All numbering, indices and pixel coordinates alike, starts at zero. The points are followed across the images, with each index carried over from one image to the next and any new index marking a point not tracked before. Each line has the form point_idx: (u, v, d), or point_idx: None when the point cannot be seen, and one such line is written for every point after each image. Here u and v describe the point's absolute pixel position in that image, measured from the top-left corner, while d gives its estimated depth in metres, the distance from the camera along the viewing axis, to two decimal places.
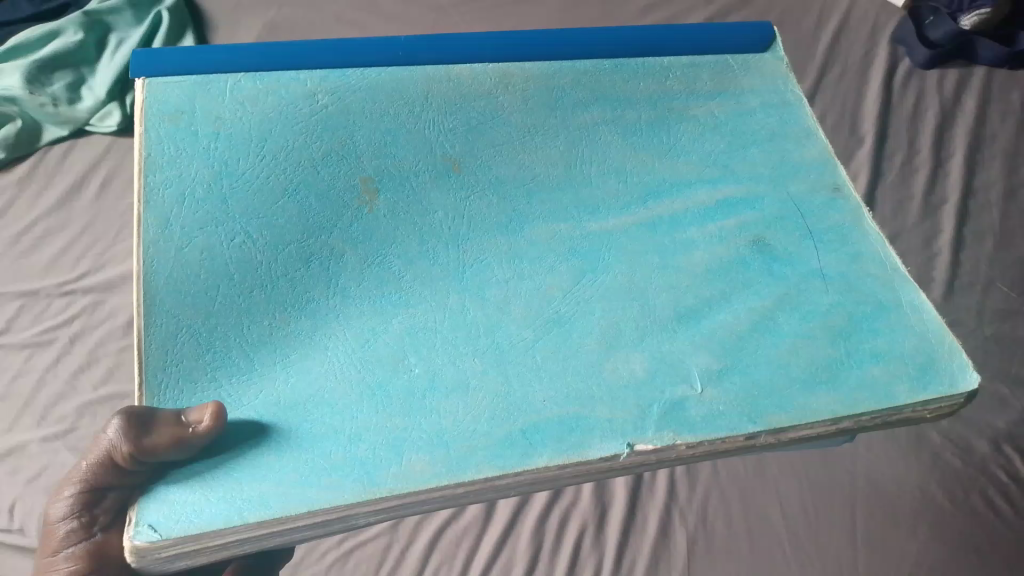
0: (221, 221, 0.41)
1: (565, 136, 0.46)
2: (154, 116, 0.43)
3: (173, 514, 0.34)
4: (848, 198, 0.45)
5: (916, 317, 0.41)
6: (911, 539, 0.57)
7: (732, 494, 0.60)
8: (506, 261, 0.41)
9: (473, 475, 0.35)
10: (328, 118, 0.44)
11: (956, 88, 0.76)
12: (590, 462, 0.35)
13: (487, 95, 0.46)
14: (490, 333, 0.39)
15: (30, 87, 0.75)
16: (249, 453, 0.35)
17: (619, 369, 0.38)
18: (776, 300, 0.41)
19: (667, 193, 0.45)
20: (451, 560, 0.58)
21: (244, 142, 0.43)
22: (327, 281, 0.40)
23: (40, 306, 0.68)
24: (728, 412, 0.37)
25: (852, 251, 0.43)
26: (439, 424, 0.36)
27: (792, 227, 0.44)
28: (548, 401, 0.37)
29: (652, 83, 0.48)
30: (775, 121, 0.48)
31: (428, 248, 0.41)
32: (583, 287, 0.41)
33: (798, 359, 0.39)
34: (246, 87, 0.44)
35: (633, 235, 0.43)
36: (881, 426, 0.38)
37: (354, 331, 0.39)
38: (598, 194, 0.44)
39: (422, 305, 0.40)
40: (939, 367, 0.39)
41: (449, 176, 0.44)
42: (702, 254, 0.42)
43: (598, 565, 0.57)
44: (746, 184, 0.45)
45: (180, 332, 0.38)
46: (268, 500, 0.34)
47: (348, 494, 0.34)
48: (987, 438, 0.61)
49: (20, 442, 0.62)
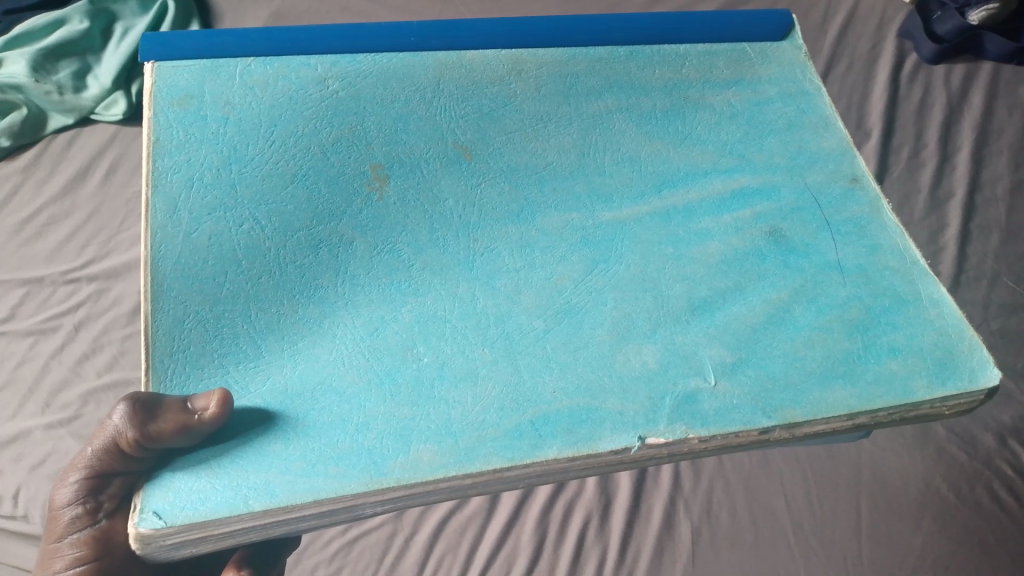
0: (229, 206, 0.40)
1: (578, 125, 0.45)
2: (163, 100, 0.42)
3: (178, 502, 0.33)
4: (866, 189, 0.44)
5: (935, 311, 0.40)
6: (916, 532, 0.57)
7: (736, 487, 0.60)
8: (517, 250, 0.41)
9: (481, 466, 0.34)
10: (338, 103, 0.44)
11: (963, 82, 0.75)
12: (601, 454, 0.35)
13: (500, 81, 0.46)
14: (499, 323, 0.39)
15: (36, 75, 0.74)
16: (255, 442, 0.35)
17: (631, 360, 0.38)
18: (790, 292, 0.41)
19: (681, 182, 0.44)
20: (454, 550, 0.58)
21: (253, 128, 0.42)
22: (337, 270, 0.40)
23: (45, 294, 0.68)
24: (742, 405, 0.37)
25: (869, 242, 0.43)
26: (447, 414, 0.36)
27: (808, 218, 0.43)
28: (558, 392, 0.37)
29: (667, 71, 0.48)
30: (793, 110, 0.47)
31: (439, 236, 0.41)
32: (595, 277, 0.40)
33: (813, 353, 0.38)
34: (257, 71, 0.44)
35: (647, 225, 0.42)
36: (897, 423, 0.38)
37: (363, 318, 0.38)
38: (611, 183, 0.44)
39: (432, 294, 0.39)
40: (957, 363, 0.39)
41: (460, 163, 0.43)
42: (717, 245, 0.42)
43: (601, 556, 0.57)
44: (761, 174, 0.45)
45: (187, 318, 0.38)
46: (274, 489, 0.34)
47: (354, 484, 0.34)
48: (993, 432, 0.61)
49: (25, 429, 0.62)
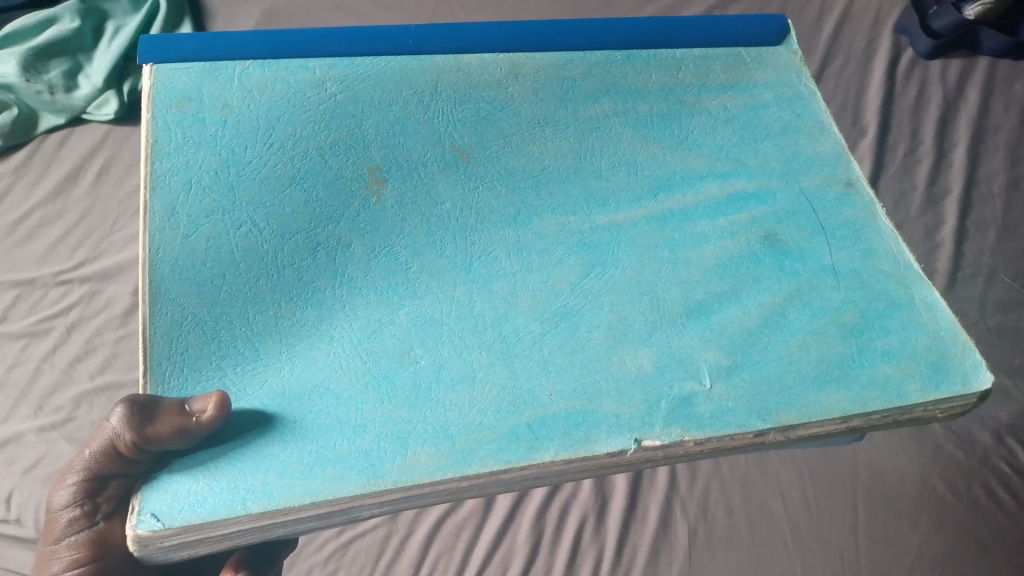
0: (227, 209, 0.41)
1: (575, 128, 0.46)
2: (161, 103, 0.42)
3: (175, 504, 0.34)
4: (861, 193, 0.45)
5: (929, 315, 0.41)
6: (912, 531, 0.57)
7: (732, 488, 0.60)
8: (514, 252, 0.41)
9: (478, 468, 0.35)
10: (336, 107, 0.44)
11: (959, 79, 0.76)
12: (597, 457, 0.35)
13: (497, 85, 0.46)
14: (496, 326, 0.39)
15: (26, 75, 0.74)
16: (252, 444, 0.35)
17: (627, 363, 0.38)
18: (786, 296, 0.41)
19: (677, 186, 0.44)
20: (449, 551, 0.58)
21: (252, 131, 0.43)
22: (336, 274, 0.40)
23: (37, 296, 0.68)
24: (737, 409, 0.37)
25: (864, 246, 0.43)
26: (444, 417, 0.36)
27: (803, 221, 0.43)
28: (554, 395, 0.37)
29: (663, 75, 0.48)
30: (788, 114, 0.48)
31: (436, 239, 0.41)
32: (591, 280, 0.41)
33: (808, 356, 0.39)
34: (255, 74, 0.44)
35: (643, 228, 0.43)
36: (892, 426, 0.38)
37: (361, 321, 0.39)
38: (607, 186, 0.44)
39: (429, 297, 0.39)
40: (951, 366, 0.39)
41: (458, 166, 0.43)
42: (713, 248, 0.42)
43: (597, 557, 0.57)
44: (757, 178, 0.45)
45: (184, 321, 0.38)
46: (271, 491, 0.34)
47: (352, 486, 0.34)
48: (990, 430, 0.61)
49: (17, 432, 0.62)
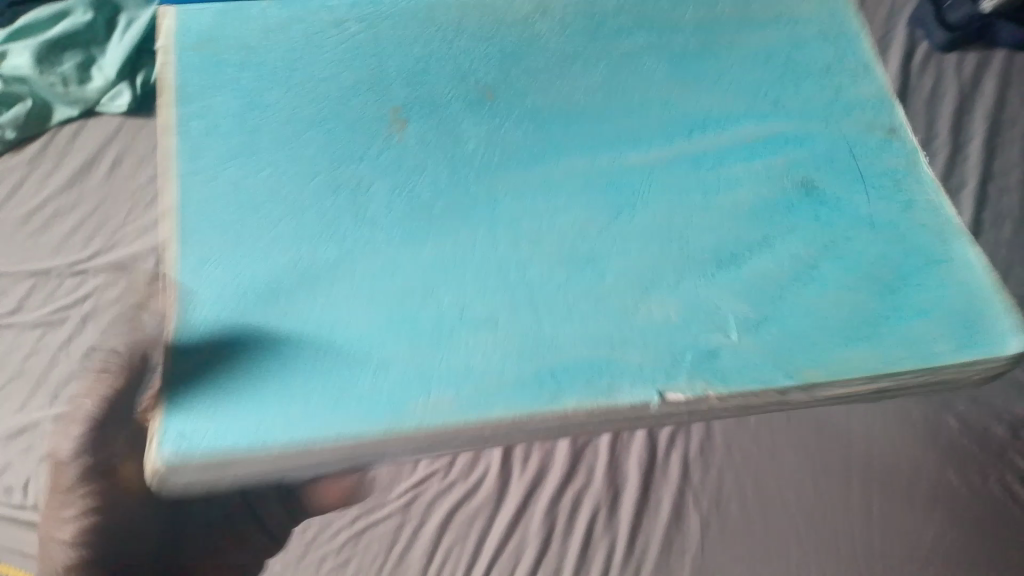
0: (253, 150, 0.41)
1: (607, 66, 0.45)
2: (183, 42, 0.44)
3: (194, 432, 0.33)
4: (904, 139, 0.44)
5: (965, 274, 0.39)
6: (927, 523, 0.54)
7: (743, 477, 0.56)
8: (543, 190, 0.41)
9: (500, 414, 0.34)
10: (358, 47, 0.45)
11: (974, 74, 0.75)
12: (618, 407, 0.34)
13: (525, 21, 0.47)
14: (520, 269, 0.38)
15: (40, 68, 0.74)
16: (267, 376, 0.35)
17: (654, 312, 0.37)
18: (812, 245, 0.40)
19: (712, 126, 0.43)
20: (462, 542, 0.55)
21: (274, 73, 0.43)
22: (352, 220, 0.39)
23: (51, 286, 0.67)
24: (761, 365, 0.36)
25: (903, 199, 0.42)
26: (467, 360, 0.35)
27: (842, 167, 0.43)
28: (576, 342, 0.36)
29: (700, 12, 0.48)
30: (833, 52, 0.47)
31: (464, 176, 0.41)
32: (620, 223, 0.40)
33: (839, 312, 0.38)
34: (274, 14, 0.45)
35: (676, 167, 0.42)
36: (925, 385, 0.37)
37: (376, 263, 0.38)
38: (643, 124, 0.43)
39: (453, 237, 0.39)
40: (986, 327, 0.38)
41: (484, 104, 0.43)
42: (746, 194, 0.42)
43: (609, 550, 0.54)
44: (796, 120, 0.44)
45: (198, 264, 0.38)
46: (291, 423, 0.34)
47: (373, 422, 0.34)
48: (1005, 423, 0.58)
49: (32, 421, 0.61)
